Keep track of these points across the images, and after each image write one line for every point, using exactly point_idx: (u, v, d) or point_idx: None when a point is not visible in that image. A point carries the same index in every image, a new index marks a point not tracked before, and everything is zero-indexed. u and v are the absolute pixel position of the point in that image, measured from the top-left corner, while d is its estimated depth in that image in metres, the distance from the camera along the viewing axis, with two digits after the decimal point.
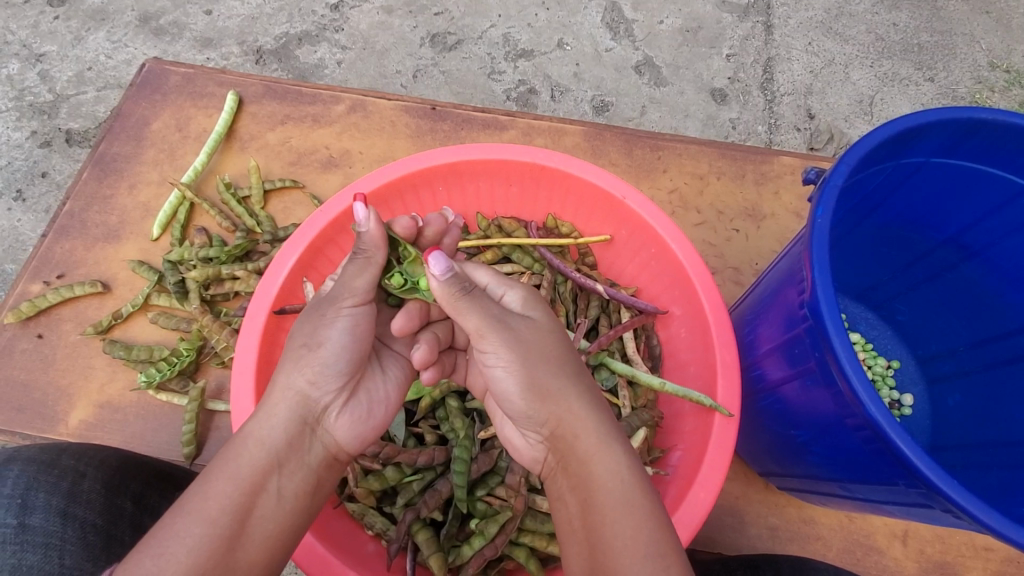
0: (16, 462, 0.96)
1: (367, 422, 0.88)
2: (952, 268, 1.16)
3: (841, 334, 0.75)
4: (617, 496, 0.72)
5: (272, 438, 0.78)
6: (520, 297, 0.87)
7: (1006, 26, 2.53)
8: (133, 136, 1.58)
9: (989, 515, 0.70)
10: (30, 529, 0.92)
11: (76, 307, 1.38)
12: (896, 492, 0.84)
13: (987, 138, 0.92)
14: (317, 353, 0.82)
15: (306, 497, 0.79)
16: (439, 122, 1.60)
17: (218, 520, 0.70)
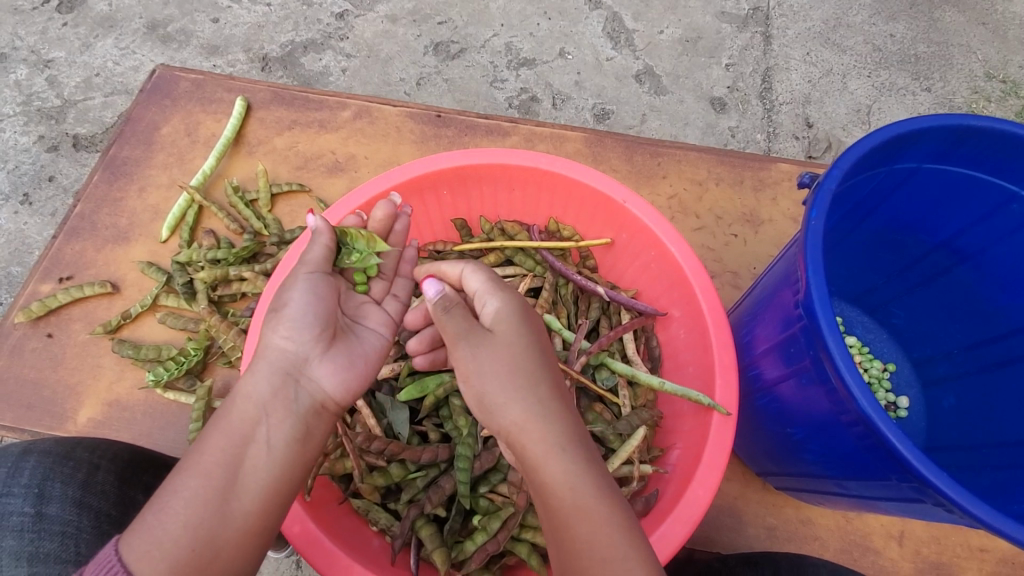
0: (33, 453, 0.97)
1: (352, 369, 0.88)
2: (945, 273, 1.18)
3: (833, 330, 0.77)
4: (568, 506, 0.73)
5: (258, 392, 0.81)
6: (496, 310, 0.87)
7: (1002, 38, 2.57)
8: (143, 140, 1.61)
9: (976, 507, 0.71)
10: (47, 518, 0.93)
11: (85, 307, 1.40)
12: (888, 488, 0.85)
13: (978, 146, 0.95)
14: (287, 311, 0.85)
15: (294, 446, 0.81)
16: (443, 128, 1.63)
17: (212, 473, 0.75)
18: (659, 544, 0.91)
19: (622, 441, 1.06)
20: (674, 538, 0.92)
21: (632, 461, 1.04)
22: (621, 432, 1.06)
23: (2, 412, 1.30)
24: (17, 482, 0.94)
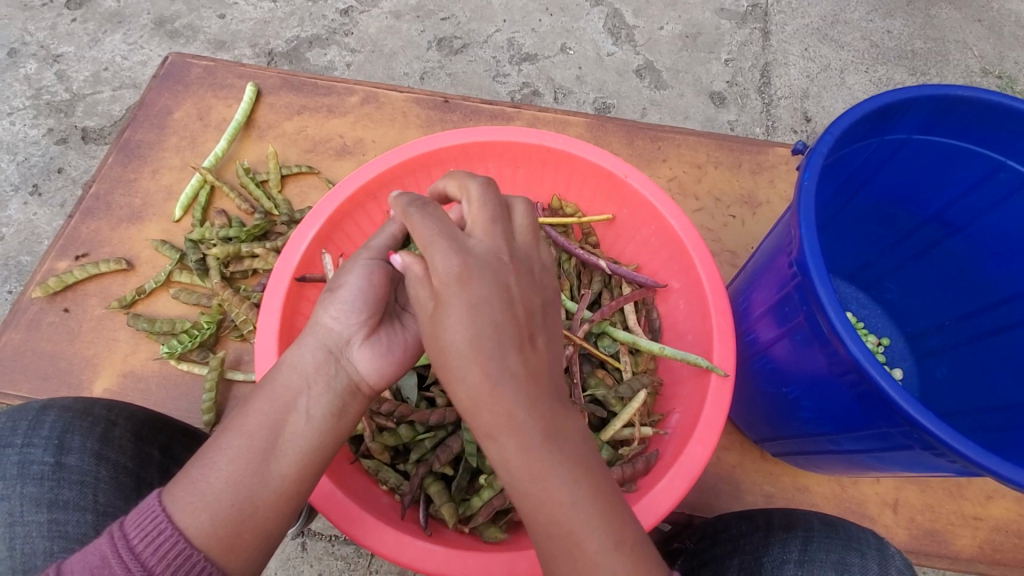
0: (52, 408, 1.03)
1: (390, 358, 0.89)
2: (935, 245, 1.23)
3: (826, 282, 0.80)
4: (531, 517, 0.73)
5: (302, 364, 0.86)
6: (444, 270, 0.70)
7: (998, 34, 2.62)
8: (156, 124, 1.65)
9: (960, 444, 0.73)
10: (66, 468, 0.99)
11: (101, 283, 1.44)
12: (879, 438, 0.88)
13: (965, 115, 0.99)
14: (339, 292, 0.89)
15: (329, 421, 0.85)
16: (448, 114, 1.67)
17: (254, 435, 0.81)
18: (659, 497, 0.95)
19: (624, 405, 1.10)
20: (674, 493, 0.95)
21: (634, 424, 1.09)
22: (623, 396, 1.11)
23: (20, 382, 1.34)
24: (38, 435, 1.01)
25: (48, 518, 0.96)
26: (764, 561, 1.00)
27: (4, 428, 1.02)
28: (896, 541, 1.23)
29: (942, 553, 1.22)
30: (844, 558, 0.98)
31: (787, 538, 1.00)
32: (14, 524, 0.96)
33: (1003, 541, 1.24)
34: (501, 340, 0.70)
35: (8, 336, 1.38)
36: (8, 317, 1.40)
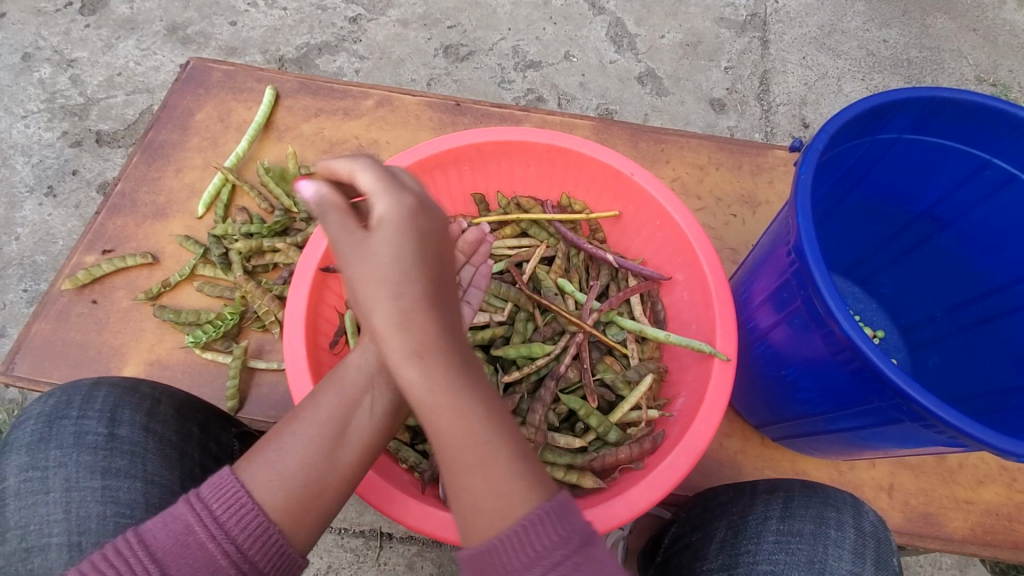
0: (103, 385, 1.11)
1: None
2: (927, 239, 1.29)
3: (820, 267, 0.86)
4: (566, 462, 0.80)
5: (368, 364, 0.93)
6: (384, 212, 0.78)
7: (993, 43, 2.70)
8: (178, 124, 1.69)
9: (945, 412, 0.78)
10: (119, 438, 1.08)
11: (127, 277, 1.50)
12: (872, 412, 0.94)
13: (951, 114, 1.05)
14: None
15: (391, 417, 0.93)
16: (459, 117, 1.73)
17: (327, 424, 0.87)
18: (666, 472, 1.01)
19: (631, 388, 1.18)
20: (680, 468, 1.01)
21: (640, 407, 1.17)
22: (631, 380, 1.19)
23: (51, 369, 1.40)
24: (91, 408, 1.10)
25: (102, 484, 1.04)
26: (748, 519, 1.07)
27: (59, 401, 1.11)
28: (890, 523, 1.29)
29: (934, 535, 1.28)
30: (822, 513, 1.05)
31: (769, 497, 1.07)
32: (70, 489, 1.03)
33: (993, 524, 1.29)
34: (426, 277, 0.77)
35: (39, 326, 1.44)
36: (39, 308, 1.46)
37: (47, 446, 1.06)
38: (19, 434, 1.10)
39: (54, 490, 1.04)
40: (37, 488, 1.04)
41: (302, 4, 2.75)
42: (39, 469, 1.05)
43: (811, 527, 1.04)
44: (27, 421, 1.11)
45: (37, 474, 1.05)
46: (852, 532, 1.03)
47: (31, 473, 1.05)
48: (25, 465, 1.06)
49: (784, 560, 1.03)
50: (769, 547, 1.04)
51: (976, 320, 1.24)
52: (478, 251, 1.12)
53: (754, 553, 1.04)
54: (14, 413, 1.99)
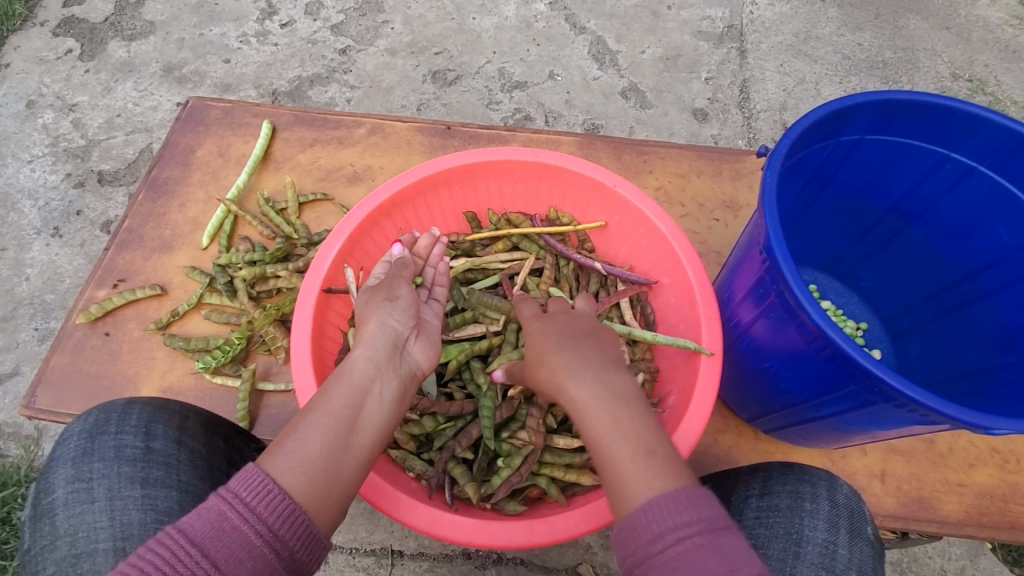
0: (136, 403, 1.19)
1: (433, 350, 1.15)
2: (899, 233, 1.36)
3: (789, 263, 0.92)
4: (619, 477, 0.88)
5: (376, 356, 1.05)
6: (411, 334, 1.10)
7: (964, 41, 2.80)
8: (181, 161, 1.76)
9: (911, 390, 0.84)
10: (155, 451, 1.14)
11: (137, 308, 1.55)
12: (849, 396, 0.99)
13: (907, 114, 1.12)
14: (398, 301, 1.13)
15: (399, 401, 1.04)
16: (449, 139, 1.81)
17: (341, 412, 0.97)
18: None
19: None
20: None
21: None
22: None
23: (69, 401, 1.44)
24: (127, 424, 1.16)
25: (142, 493, 1.10)
26: (732, 498, 1.13)
27: (97, 419, 1.16)
28: (886, 510, 1.32)
29: (929, 518, 1.31)
30: (798, 488, 1.08)
31: (750, 477, 1.13)
32: (112, 498, 1.09)
33: (988, 506, 1.32)
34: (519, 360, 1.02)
35: (55, 360, 1.49)
36: (54, 342, 1.51)
37: (90, 460, 1.12)
38: (61, 451, 1.15)
39: (98, 500, 1.09)
40: (82, 498, 1.09)
41: (293, 39, 2.86)
42: (83, 481, 1.10)
43: (789, 502, 1.07)
44: (68, 438, 1.16)
45: (82, 486, 1.10)
46: (829, 505, 1.06)
47: (76, 485, 1.10)
48: (70, 478, 1.11)
49: (763, 534, 1.07)
50: (749, 522, 1.08)
51: (951, 306, 1.30)
52: (433, 254, 1.32)
53: (738, 530, 1.09)
54: (28, 449, 2.03)
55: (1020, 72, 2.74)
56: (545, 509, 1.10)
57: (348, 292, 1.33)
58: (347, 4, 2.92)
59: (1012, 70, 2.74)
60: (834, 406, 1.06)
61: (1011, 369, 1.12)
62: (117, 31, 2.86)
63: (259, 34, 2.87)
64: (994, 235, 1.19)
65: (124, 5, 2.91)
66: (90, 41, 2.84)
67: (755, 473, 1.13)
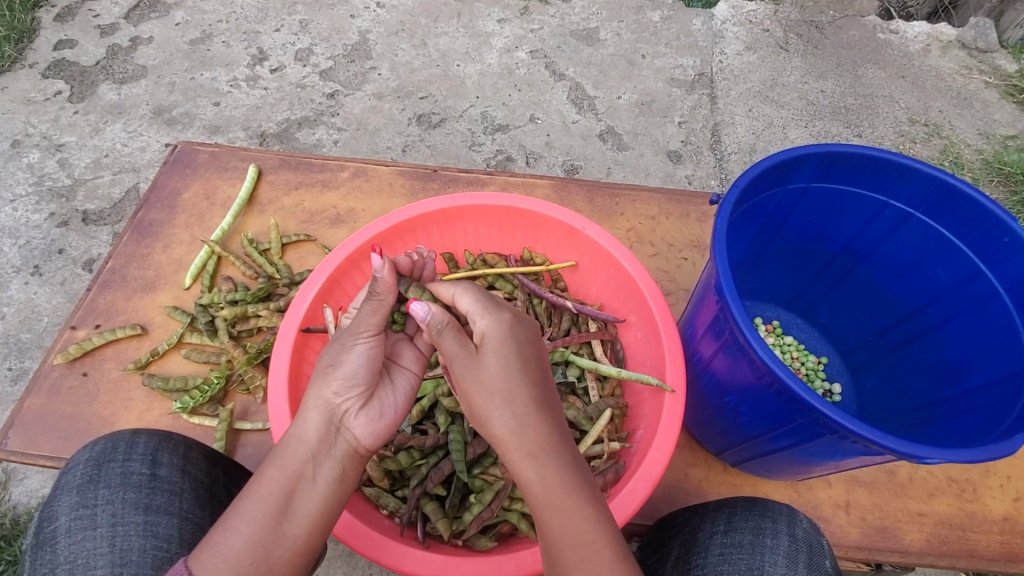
0: (143, 432, 1.18)
1: (383, 421, 1.01)
2: (850, 272, 1.47)
3: (738, 303, 0.99)
4: (538, 501, 0.90)
5: (308, 437, 0.97)
6: (487, 327, 0.99)
7: (920, 88, 2.98)
8: (167, 204, 1.80)
9: (850, 423, 0.91)
10: (160, 478, 1.14)
11: (116, 348, 1.57)
12: (801, 428, 1.06)
13: (847, 166, 1.23)
14: (339, 370, 0.99)
15: (333, 484, 0.97)
16: (429, 182, 1.85)
17: (270, 500, 0.93)
18: (627, 499, 1.11)
19: (592, 424, 1.30)
20: (639, 494, 1.12)
21: (603, 440, 1.28)
22: (591, 416, 1.31)
23: (43, 443, 1.45)
24: (135, 452, 1.16)
25: (144, 520, 1.10)
26: (698, 536, 1.15)
27: (105, 446, 1.16)
28: (851, 541, 1.35)
29: (892, 548, 1.34)
30: (760, 524, 1.12)
31: (716, 514, 1.15)
32: (115, 524, 1.09)
33: (948, 534, 1.35)
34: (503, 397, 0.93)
35: (31, 401, 1.49)
36: (31, 383, 1.52)
37: (96, 486, 1.11)
38: (67, 478, 1.14)
39: (101, 525, 1.09)
40: (85, 525, 1.09)
41: (281, 84, 2.97)
42: (88, 507, 1.10)
43: (750, 538, 1.11)
44: (74, 466, 1.15)
45: (86, 512, 1.10)
46: (786, 539, 1.10)
47: (81, 511, 1.10)
48: (74, 505, 1.10)
49: (728, 570, 1.10)
50: (715, 558, 1.11)
51: (901, 341, 1.41)
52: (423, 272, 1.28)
53: (703, 566, 1.11)
54: None
55: (973, 117, 2.91)
56: (516, 544, 1.14)
57: (326, 331, 1.37)
58: (335, 51, 3.06)
59: (965, 116, 2.92)
60: (788, 439, 1.12)
61: (956, 401, 1.23)
62: (108, 74, 2.95)
63: (248, 79, 2.97)
64: (934, 275, 1.30)
65: (116, 50, 3.01)
66: (80, 84, 2.92)
67: (720, 506, 1.17)
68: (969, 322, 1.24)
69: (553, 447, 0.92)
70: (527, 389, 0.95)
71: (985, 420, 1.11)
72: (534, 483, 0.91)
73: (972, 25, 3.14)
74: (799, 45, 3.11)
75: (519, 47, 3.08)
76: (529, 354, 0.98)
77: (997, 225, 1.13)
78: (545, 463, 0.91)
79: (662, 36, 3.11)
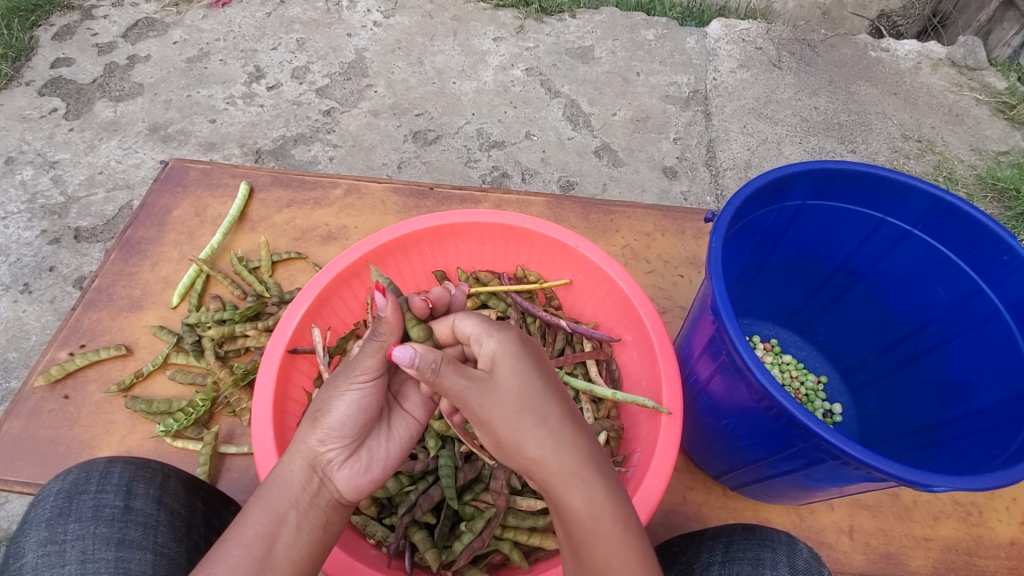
0: (118, 461, 1.14)
1: (369, 473, 0.99)
2: (847, 290, 1.46)
3: (734, 324, 0.96)
4: (589, 522, 0.86)
5: (292, 484, 0.95)
6: (495, 348, 0.96)
7: (912, 105, 3.00)
8: (156, 222, 1.77)
9: (850, 447, 0.88)
10: (133, 510, 1.09)
11: (100, 369, 1.53)
12: (800, 452, 1.03)
13: (841, 183, 1.21)
14: (328, 418, 0.96)
15: (316, 533, 0.94)
16: (423, 199, 1.82)
17: (251, 546, 0.90)
18: None
19: None
20: None
21: None
22: None
23: (19, 468, 1.40)
24: (108, 483, 1.11)
25: (115, 556, 1.05)
26: (695, 567, 1.10)
27: (77, 477, 1.11)
28: (856, 567, 1.30)
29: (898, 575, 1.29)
30: (761, 555, 1.08)
31: (713, 543, 1.12)
32: (85, 561, 1.04)
33: (956, 560, 1.31)
34: (541, 410, 0.91)
35: (10, 425, 1.45)
36: (10, 406, 1.48)
37: (66, 520, 1.07)
38: (37, 511, 1.10)
39: (70, 563, 1.04)
40: (53, 562, 1.04)
41: (278, 101, 2.97)
42: (57, 543, 1.06)
43: (749, 570, 1.06)
44: (45, 498, 1.11)
45: (55, 548, 1.05)
46: (788, 571, 1.06)
47: (49, 547, 1.05)
48: (43, 540, 1.06)
49: None
50: None
51: (901, 360, 1.39)
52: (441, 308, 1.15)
53: None
54: None
55: (965, 133, 2.93)
56: None
57: (314, 351, 1.33)
58: (332, 68, 3.07)
59: (958, 132, 2.93)
60: (787, 463, 1.09)
61: (959, 423, 1.20)
62: (104, 92, 2.95)
63: (244, 96, 2.98)
64: (932, 292, 1.28)
65: (113, 68, 3.02)
66: (76, 101, 2.92)
67: (719, 535, 1.13)
68: (969, 342, 1.22)
69: (598, 466, 0.91)
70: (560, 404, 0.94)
71: (990, 443, 1.08)
72: (578, 507, 0.88)
73: (961, 43, 3.17)
74: (792, 62, 3.14)
75: (514, 64, 3.10)
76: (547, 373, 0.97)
77: (996, 243, 1.11)
78: (593, 482, 0.89)
79: (656, 54, 3.13)
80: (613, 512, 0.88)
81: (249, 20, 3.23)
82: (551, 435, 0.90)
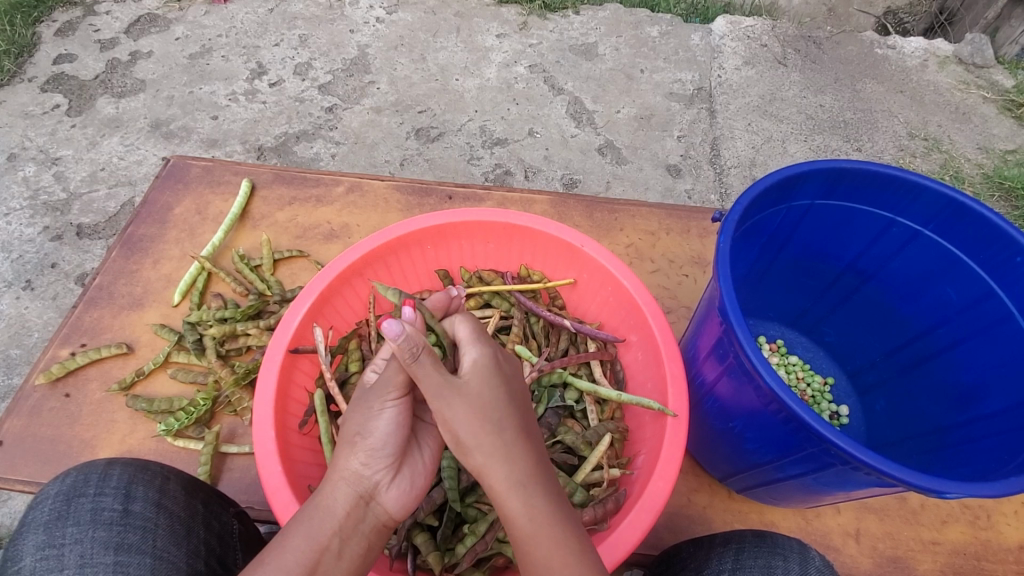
0: (117, 463, 1.13)
1: (412, 492, 1.01)
2: (856, 290, 1.44)
3: (744, 326, 0.94)
4: (521, 529, 0.88)
5: (336, 510, 0.93)
6: (476, 357, 1.01)
7: (919, 103, 2.97)
8: (158, 219, 1.76)
9: (862, 453, 0.87)
10: (132, 514, 1.09)
11: (102, 368, 1.52)
12: (808, 457, 1.02)
13: (850, 183, 1.20)
14: (369, 440, 0.97)
15: (358, 558, 0.93)
16: (426, 197, 1.80)
17: (294, 571, 0.87)
18: (628, 530, 1.06)
19: (592, 448, 1.26)
20: (640, 526, 1.07)
21: (603, 466, 1.24)
22: (590, 440, 1.27)
23: (21, 467, 1.39)
24: (107, 485, 1.11)
25: (114, 560, 1.05)
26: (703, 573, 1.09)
27: (75, 480, 1.11)
28: (863, 571, 1.29)
29: None
30: (769, 562, 1.07)
31: (722, 549, 1.10)
32: (83, 565, 1.04)
33: (964, 565, 1.29)
34: (502, 419, 0.95)
35: (11, 423, 1.45)
36: (11, 404, 1.47)
37: (64, 524, 1.07)
38: (35, 514, 1.10)
39: (68, 567, 1.04)
40: (52, 566, 1.04)
41: (279, 98, 2.95)
42: (55, 547, 1.05)
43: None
44: (43, 501, 1.10)
45: (52, 552, 1.05)
46: None
47: (46, 552, 1.05)
48: (41, 544, 1.06)
49: None
50: None
51: (910, 362, 1.37)
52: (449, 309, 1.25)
53: None
54: None
55: (972, 131, 2.90)
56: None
57: (315, 351, 1.32)
58: (334, 65, 3.05)
59: (964, 130, 2.90)
60: (794, 467, 1.08)
61: (971, 427, 1.18)
62: (106, 89, 2.94)
63: (247, 93, 2.96)
64: (944, 294, 1.26)
65: (115, 64, 3.00)
66: (79, 98, 2.91)
67: (727, 542, 1.11)
68: (981, 344, 1.20)
69: (541, 479, 0.93)
70: (520, 423, 0.97)
71: (1000, 449, 1.06)
72: (518, 515, 0.89)
73: (968, 40, 3.13)
74: (797, 60, 3.11)
75: (517, 61, 3.08)
76: (516, 392, 1.01)
77: (1007, 244, 1.09)
78: (532, 493, 0.91)
79: (660, 51, 3.10)
80: (553, 524, 0.89)
81: (251, 16, 3.22)
82: (506, 442, 0.94)
